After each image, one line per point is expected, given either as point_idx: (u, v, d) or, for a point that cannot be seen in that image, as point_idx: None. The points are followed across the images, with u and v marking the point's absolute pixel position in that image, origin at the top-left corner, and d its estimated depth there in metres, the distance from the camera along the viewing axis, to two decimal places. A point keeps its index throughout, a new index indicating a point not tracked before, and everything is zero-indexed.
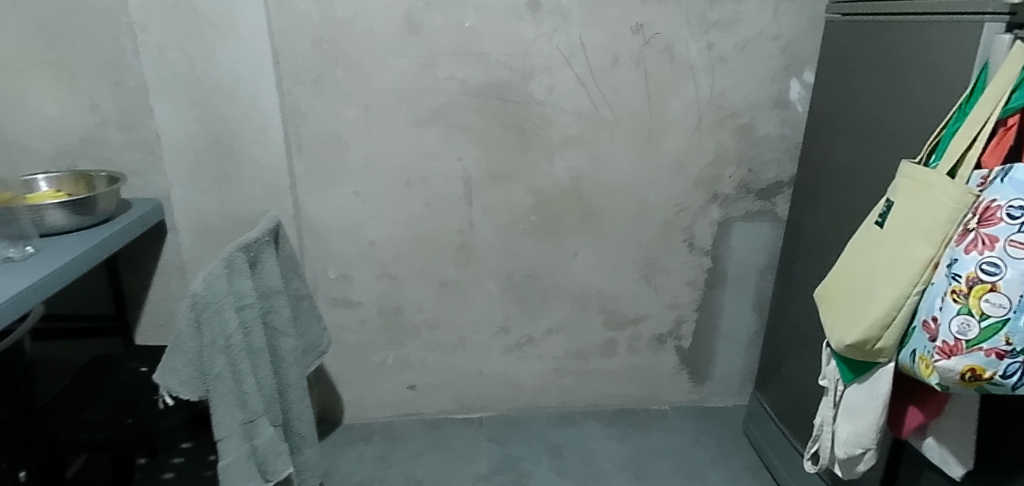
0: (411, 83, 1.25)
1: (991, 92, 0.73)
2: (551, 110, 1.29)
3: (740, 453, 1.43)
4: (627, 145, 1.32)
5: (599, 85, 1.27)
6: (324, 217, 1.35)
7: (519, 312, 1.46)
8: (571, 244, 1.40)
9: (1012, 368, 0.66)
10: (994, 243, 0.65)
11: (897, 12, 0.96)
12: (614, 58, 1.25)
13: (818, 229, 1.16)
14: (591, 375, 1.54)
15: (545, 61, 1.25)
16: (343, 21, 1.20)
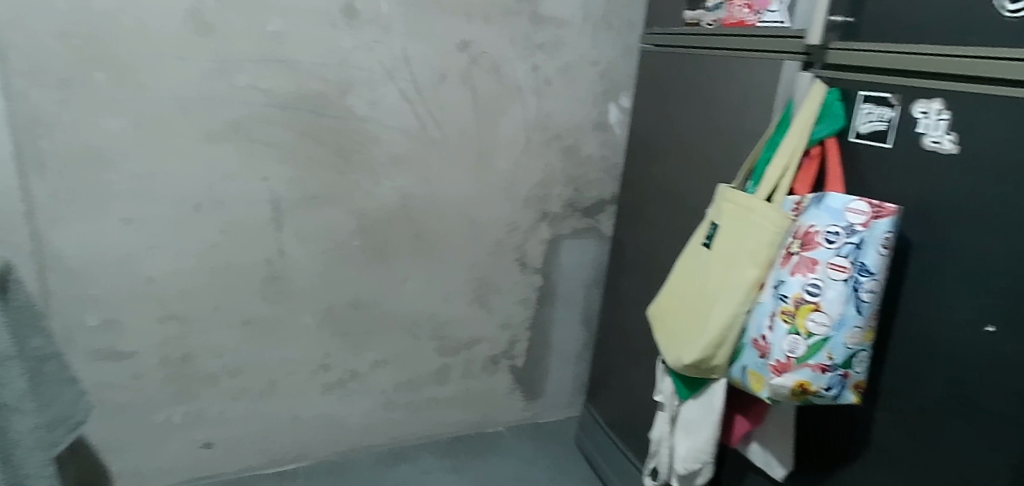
0: (199, 92, 1.06)
1: (798, 124, 0.80)
2: (372, 127, 1.18)
3: (577, 466, 1.43)
4: (456, 164, 1.26)
5: (425, 102, 1.19)
6: (79, 252, 1.08)
7: (341, 346, 1.32)
8: (400, 269, 1.30)
9: (834, 381, 0.69)
10: (815, 266, 0.70)
11: (706, 46, 1.03)
12: (440, 75, 1.19)
13: (644, 245, 1.20)
14: (423, 406, 1.44)
15: (365, 74, 1.14)
16: (106, 15, 0.98)
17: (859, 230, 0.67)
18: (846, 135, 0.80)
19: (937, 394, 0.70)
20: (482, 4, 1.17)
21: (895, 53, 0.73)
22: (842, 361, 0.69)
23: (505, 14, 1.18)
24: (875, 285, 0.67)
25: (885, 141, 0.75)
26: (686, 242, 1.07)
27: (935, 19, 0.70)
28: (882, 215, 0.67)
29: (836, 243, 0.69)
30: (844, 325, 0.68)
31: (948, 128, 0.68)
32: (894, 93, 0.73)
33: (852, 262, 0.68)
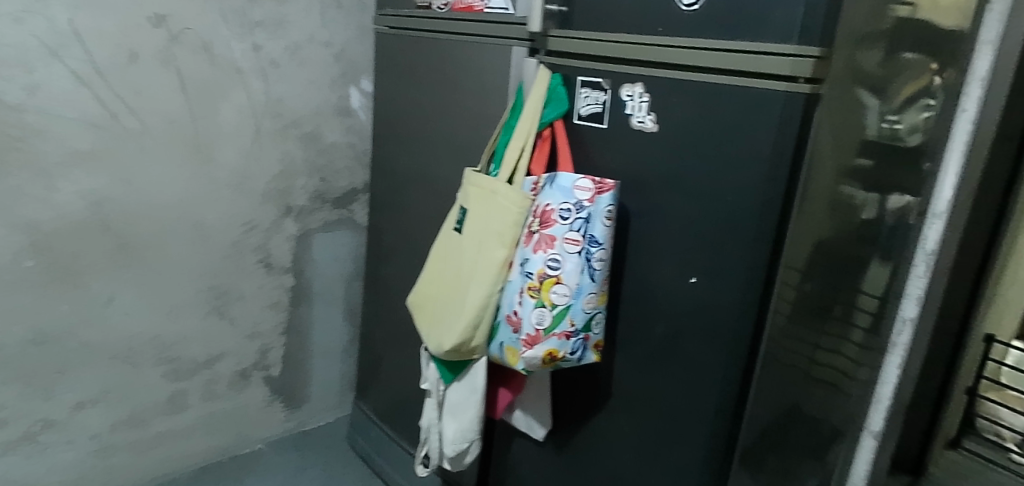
0: None
1: (530, 108, 0.85)
2: (36, 118, 0.95)
3: (350, 467, 1.37)
4: (168, 159, 1.09)
5: (112, 87, 1.00)
6: None
7: (26, 392, 1.07)
8: (101, 289, 1.09)
9: (577, 344, 0.75)
10: (553, 242, 0.75)
11: (439, 30, 1.03)
12: (130, 53, 1.00)
13: (399, 233, 1.17)
14: (156, 440, 1.25)
15: (17, 53, 0.91)
16: None
17: (586, 205, 0.73)
18: (571, 117, 0.87)
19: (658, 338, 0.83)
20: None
21: (606, 39, 0.81)
22: (582, 325, 0.75)
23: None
24: (604, 253, 0.75)
25: (601, 122, 0.84)
26: (439, 227, 1.08)
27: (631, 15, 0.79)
28: (604, 190, 0.74)
29: (569, 219, 0.74)
30: (582, 292, 0.74)
31: (649, 109, 0.79)
32: (605, 78, 0.82)
33: (583, 234, 0.74)
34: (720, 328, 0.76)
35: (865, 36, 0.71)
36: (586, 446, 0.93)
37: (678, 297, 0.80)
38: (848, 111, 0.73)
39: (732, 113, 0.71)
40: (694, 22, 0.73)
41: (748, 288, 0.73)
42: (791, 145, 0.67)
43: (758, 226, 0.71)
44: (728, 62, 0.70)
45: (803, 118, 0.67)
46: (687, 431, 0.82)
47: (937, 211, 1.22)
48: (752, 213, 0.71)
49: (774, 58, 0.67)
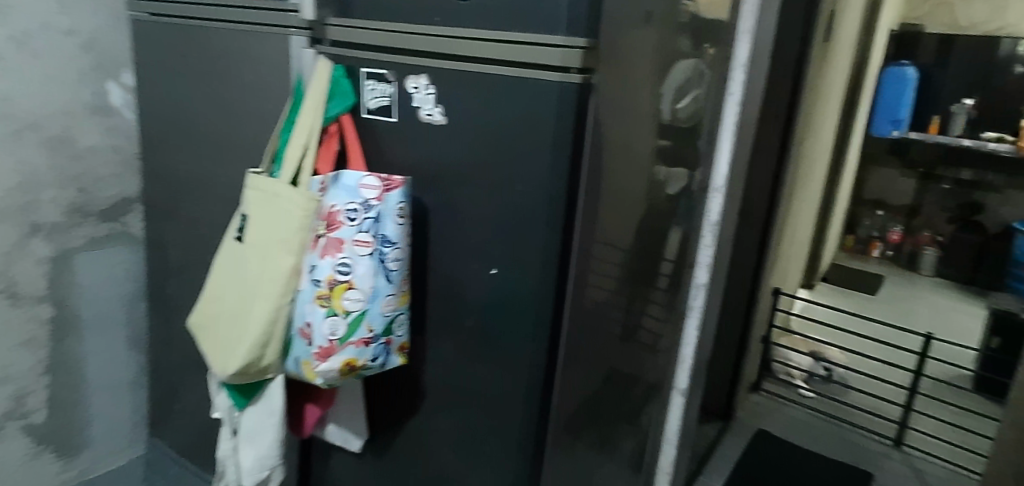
0: None
1: (311, 101, 0.79)
2: None
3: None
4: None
5: None
6: None
7: None
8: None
9: (378, 350, 0.72)
10: (342, 245, 0.70)
11: (201, 17, 0.94)
12: None
13: (181, 249, 1.06)
14: None
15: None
16: None
17: (374, 204, 0.70)
18: (360, 111, 0.83)
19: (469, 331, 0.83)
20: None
21: (386, 29, 0.79)
22: (382, 329, 0.72)
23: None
24: (398, 252, 0.72)
25: (391, 116, 0.81)
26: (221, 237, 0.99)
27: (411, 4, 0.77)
28: (393, 187, 0.71)
29: (356, 220, 0.70)
30: (378, 296, 0.71)
31: (437, 101, 0.78)
32: (389, 70, 0.79)
33: (374, 235, 0.70)
34: (521, 317, 0.78)
35: (620, 24, 0.74)
36: (406, 447, 0.93)
37: (481, 289, 0.81)
38: (615, 99, 0.76)
39: (512, 104, 0.72)
40: (469, 13, 0.73)
41: (541, 275, 0.76)
42: (568, 135, 0.70)
43: (549, 215, 0.74)
44: (503, 52, 0.71)
45: (578, 107, 0.69)
46: (499, 422, 0.83)
47: (717, 186, 1.43)
48: (541, 202, 0.74)
49: (546, 49, 0.69)
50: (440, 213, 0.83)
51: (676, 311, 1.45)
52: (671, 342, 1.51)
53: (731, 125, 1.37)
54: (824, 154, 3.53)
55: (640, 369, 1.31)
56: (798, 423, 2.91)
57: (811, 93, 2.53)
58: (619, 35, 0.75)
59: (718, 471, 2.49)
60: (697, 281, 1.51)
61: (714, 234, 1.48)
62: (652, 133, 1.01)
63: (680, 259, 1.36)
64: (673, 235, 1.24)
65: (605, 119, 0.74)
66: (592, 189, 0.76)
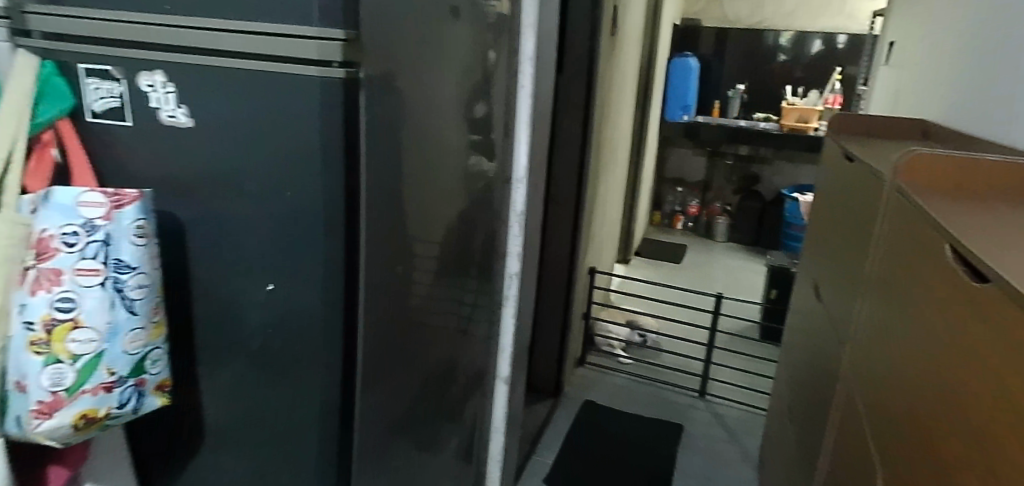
0: None
1: (13, 104, 0.79)
2: None
3: None
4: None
5: None
6: None
7: None
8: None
9: (126, 395, 0.81)
10: (60, 277, 0.76)
11: None
12: None
13: None
14: None
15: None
16: None
17: (101, 224, 0.77)
18: (80, 114, 0.87)
19: (249, 327, 0.91)
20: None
21: (125, 23, 0.83)
22: (127, 370, 0.81)
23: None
24: (141, 278, 0.80)
25: (124, 119, 0.85)
26: None
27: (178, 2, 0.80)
28: (126, 203, 0.78)
29: (76, 246, 0.76)
30: (117, 332, 0.79)
31: (177, 102, 0.83)
32: (113, 65, 0.84)
33: (105, 260, 0.77)
34: (308, 297, 0.87)
35: (391, 31, 0.85)
36: (201, 449, 0.98)
37: (262, 277, 0.88)
38: (389, 97, 0.87)
39: (240, 97, 0.81)
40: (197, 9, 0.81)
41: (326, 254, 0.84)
42: (341, 126, 0.80)
43: (327, 213, 0.83)
44: (238, 43, 0.79)
45: (346, 99, 0.79)
46: (295, 409, 0.93)
47: (519, 177, 1.54)
48: (319, 189, 0.82)
49: (302, 42, 0.77)
50: (225, 227, 0.87)
51: (484, 297, 1.53)
52: (487, 326, 1.59)
53: (526, 117, 1.48)
54: (624, 141, 3.90)
55: (450, 353, 1.36)
56: (621, 390, 3.15)
57: (605, 86, 2.78)
58: (392, 41, 0.86)
59: (553, 445, 2.63)
60: (510, 270, 1.61)
61: (521, 224, 1.58)
62: (440, 129, 1.09)
63: (478, 242, 1.44)
64: (472, 225, 1.38)
65: (382, 114, 0.86)
66: (374, 188, 0.86)
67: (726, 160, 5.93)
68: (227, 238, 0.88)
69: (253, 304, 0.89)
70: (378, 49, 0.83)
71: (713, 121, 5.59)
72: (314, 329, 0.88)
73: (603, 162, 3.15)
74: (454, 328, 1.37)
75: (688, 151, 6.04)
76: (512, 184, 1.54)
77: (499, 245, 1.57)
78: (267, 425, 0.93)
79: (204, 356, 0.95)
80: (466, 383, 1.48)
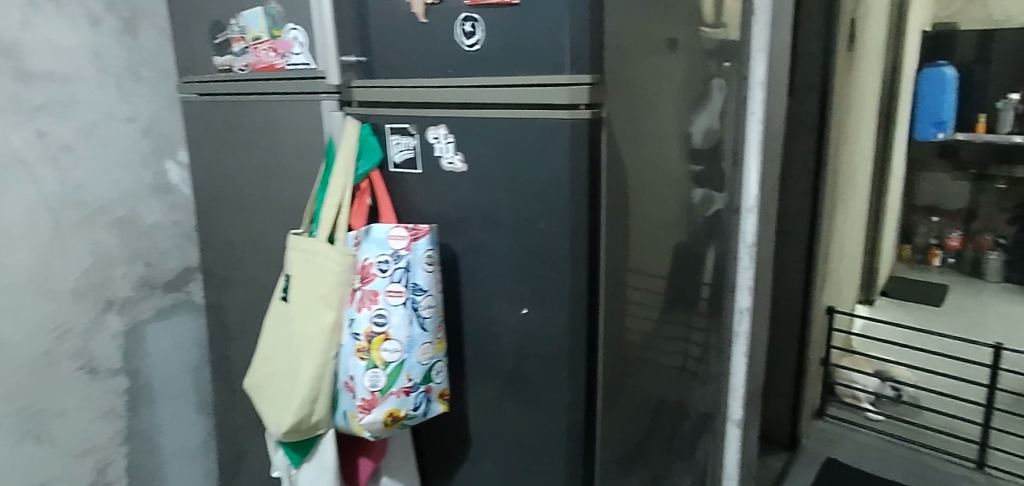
0: None
1: (342, 162, 0.86)
2: None
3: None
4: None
5: None
6: None
7: None
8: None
9: (419, 399, 0.74)
10: (376, 297, 0.73)
11: (224, 93, 1.06)
12: None
13: (241, 318, 1.15)
14: None
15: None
16: None
17: (404, 254, 0.72)
18: (387, 166, 0.89)
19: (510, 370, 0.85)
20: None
21: (415, 87, 0.83)
22: (421, 377, 0.73)
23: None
24: (431, 299, 0.74)
25: (416, 167, 0.87)
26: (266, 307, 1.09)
27: (440, 22, 0.79)
28: (420, 236, 0.73)
29: (388, 271, 0.73)
30: (414, 345, 0.72)
31: (456, 149, 0.82)
32: (410, 123, 0.85)
33: (405, 284, 0.73)
34: (548, 325, 0.79)
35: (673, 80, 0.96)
36: (451, 479, 0.95)
37: (501, 294, 0.84)
38: (660, 128, 0.93)
39: (527, 134, 0.75)
40: (474, 61, 0.78)
41: (569, 279, 0.77)
42: (584, 150, 0.72)
43: (571, 248, 0.75)
44: (509, 95, 0.75)
45: (591, 138, 0.72)
46: (545, 435, 0.83)
47: (749, 206, 1.50)
48: (563, 204, 0.74)
49: (554, 89, 0.71)
50: (469, 249, 0.85)
51: (717, 335, 1.49)
52: (718, 360, 1.53)
53: (757, 144, 1.46)
54: (865, 165, 3.47)
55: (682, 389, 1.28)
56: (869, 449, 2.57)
57: (840, 104, 2.53)
58: (662, 92, 0.93)
59: None
60: (740, 304, 1.55)
61: (751, 256, 1.52)
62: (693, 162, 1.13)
63: (717, 269, 1.40)
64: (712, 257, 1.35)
65: (623, 134, 0.79)
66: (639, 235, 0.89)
67: (998, 184, 4.50)
68: (467, 266, 0.86)
69: (482, 310, 0.86)
70: (618, 63, 0.76)
71: (978, 138, 4.13)
72: (557, 369, 0.80)
73: (839, 189, 2.84)
74: (688, 362, 1.29)
75: (944, 177, 4.66)
76: (741, 213, 1.50)
77: (730, 278, 1.53)
78: (514, 458, 0.87)
79: (471, 370, 0.90)
80: (694, 421, 1.41)
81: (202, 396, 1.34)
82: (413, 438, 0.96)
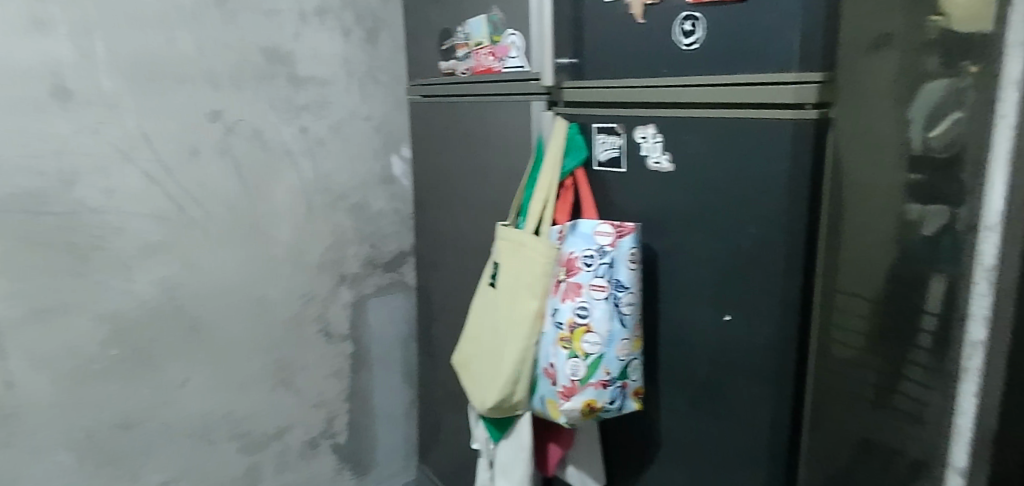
0: (48, 174, 1.00)
1: (550, 159, 0.91)
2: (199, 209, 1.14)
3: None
4: (226, 243, 1.18)
5: (236, 156, 1.16)
6: None
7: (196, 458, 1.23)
8: (176, 370, 1.17)
9: (615, 393, 0.74)
10: (580, 289, 0.75)
11: (448, 94, 1.17)
12: (257, 131, 1.17)
13: (447, 299, 1.25)
14: None
15: (93, 160, 1.04)
16: None
17: (608, 250, 0.74)
18: (591, 164, 0.92)
19: (707, 377, 0.82)
20: (216, 33, 1.11)
21: (625, 87, 0.84)
22: (618, 372, 0.74)
23: (225, 25, 1.11)
24: (633, 297, 0.74)
25: (620, 166, 0.88)
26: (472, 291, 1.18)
27: (658, 22, 0.79)
28: (625, 233, 0.74)
29: (592, 265, 0.75)
30: (613, 339, 0.74)
31: (663, 149, 0.82)
32: (618, 123, 0.86)
33: (609, 279, 0.74)
34: (755, 333, 0.75)
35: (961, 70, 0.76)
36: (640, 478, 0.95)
37: (700, 297, 0.81)
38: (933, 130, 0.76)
39: (745, 133, 0.72)
40: (691, 60, 0.77)
41: (780, 287, 0.72)
42: (807, 152, 0.67)
43: (785, 255, 0.71)
44: (725, 94, 0.73)
45: (817, 137, 0.67)
46: (744, 447, 0.79)
47: None
48: (782, 206, 0.70)
49: (778, 87, 0.68)
50: (669, 250, 0.84)
51: None
52: None
53: None
54: None
55: None
56: None
57: None
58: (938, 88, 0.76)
59: None
60: None
61: None
62: None
63: None
64: None
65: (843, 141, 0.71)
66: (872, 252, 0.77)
67: None
68: (666, 267, 0.86)
69: (679, 313, 0.85)
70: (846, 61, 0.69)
71: None
72: (759, 382, 0.76)
73: None
74: None
75: None
76: None
77: None
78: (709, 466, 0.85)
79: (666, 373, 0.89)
80: None
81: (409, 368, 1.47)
82: (599, 431, 0.97)
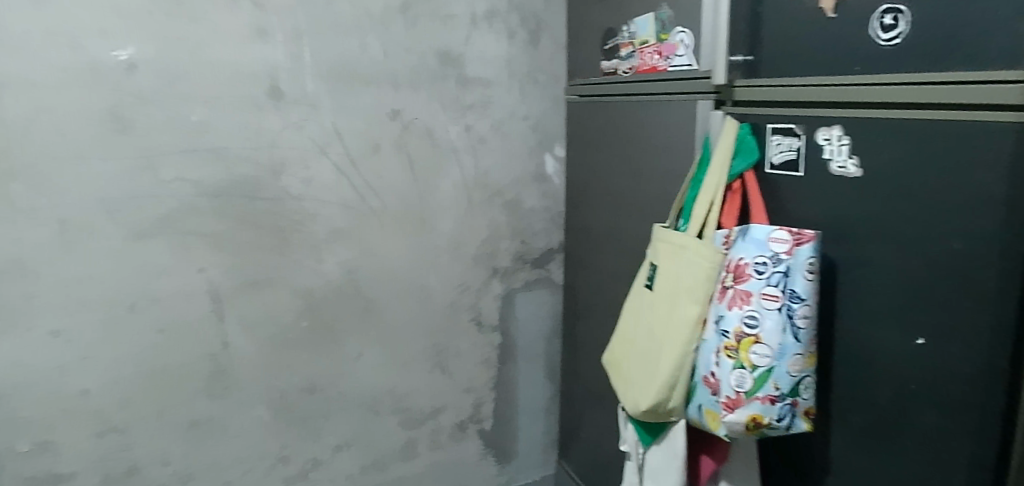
0: (258, 163, 1.14)
1: (718, 162, 0.88)
2: (376, 199, 1.24)
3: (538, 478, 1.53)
4: (397, 232, 1.27)
5: (409, 150, 1.24)
6: (172, 344, 1.14)
7: (361, 428, 1.33)
8: (351, 346, 1.28)
9: (784, 411, 0.70)
10: (749, 297, 0.72)
11: (607, 94, 1.17)
12: (428, 129, 1.25)
13: (595, 299, 1.25)
14: None
15: (296, 153, 1.16)
16: (181, 94, 1.07)
17: (784, 258, 0.70)
18: (762, 167, 0.87)
19: (891, 404, 0.75)
20: (398, 37, 1.20)
21: (807, 85, 0.79)
22: (789, 389, 0.69)
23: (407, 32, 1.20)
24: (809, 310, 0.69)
25: (797, 170, 0.82)
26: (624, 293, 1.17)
27: (853, 16, 0.73)
28: (803, 241, 0.70)
29: (765, 273, 0.71)
30: (785, 353, 0.69)
31: (850, 152, 0.75)
32: (798, 124, 0.81)
33: (782, 289, 0.70)
34: (955, 361, 0.67)
35: None
36: None
37: (887, 316, 0.74)
38: None
39: (955, 136, 0.64)
40: (891, 56, 0.70)
41: (991, 311, 0.63)
42: None
43: (1000, 277, 0.62)
44: (929, 93, 0.66)
45: None
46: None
47: None
48: (998, 218, 0.61)
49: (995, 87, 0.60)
50: (850, 262, 0.78)
51: None
52: None
53: None
54: None
55: None
56: None
57: None
58: None
59: None
60: None
61: None
62: None
63: None
64: None
65: None
66: None
67: None
68: (845, 280, 0.79)
69: (858, 330, 0.78)
70: None
71: None
72: (956, 416, 0.67)
73: None
74: None
75: None
76: None
77: None
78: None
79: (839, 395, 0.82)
80: None
81: (552, 363, 1.49)
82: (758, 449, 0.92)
